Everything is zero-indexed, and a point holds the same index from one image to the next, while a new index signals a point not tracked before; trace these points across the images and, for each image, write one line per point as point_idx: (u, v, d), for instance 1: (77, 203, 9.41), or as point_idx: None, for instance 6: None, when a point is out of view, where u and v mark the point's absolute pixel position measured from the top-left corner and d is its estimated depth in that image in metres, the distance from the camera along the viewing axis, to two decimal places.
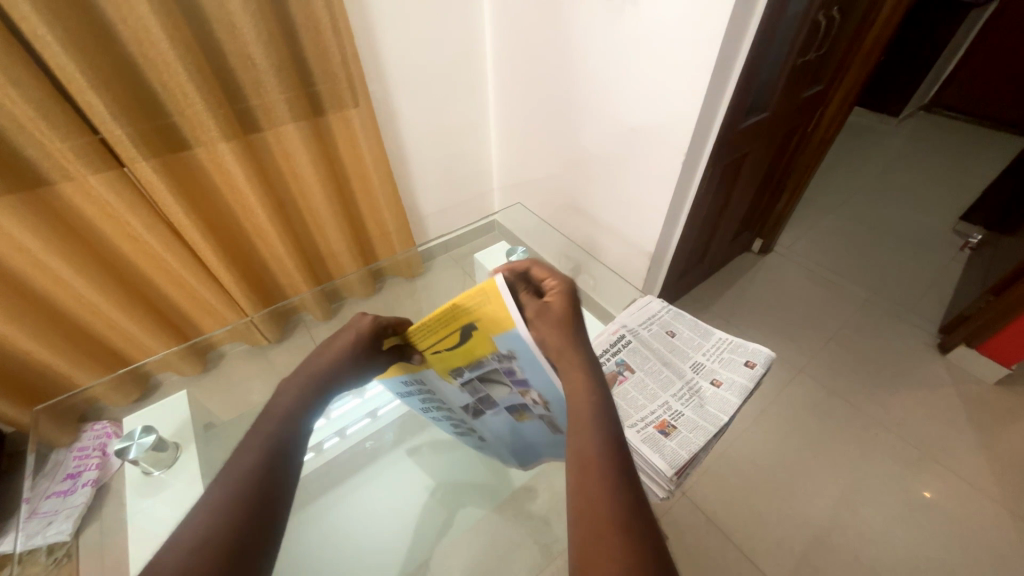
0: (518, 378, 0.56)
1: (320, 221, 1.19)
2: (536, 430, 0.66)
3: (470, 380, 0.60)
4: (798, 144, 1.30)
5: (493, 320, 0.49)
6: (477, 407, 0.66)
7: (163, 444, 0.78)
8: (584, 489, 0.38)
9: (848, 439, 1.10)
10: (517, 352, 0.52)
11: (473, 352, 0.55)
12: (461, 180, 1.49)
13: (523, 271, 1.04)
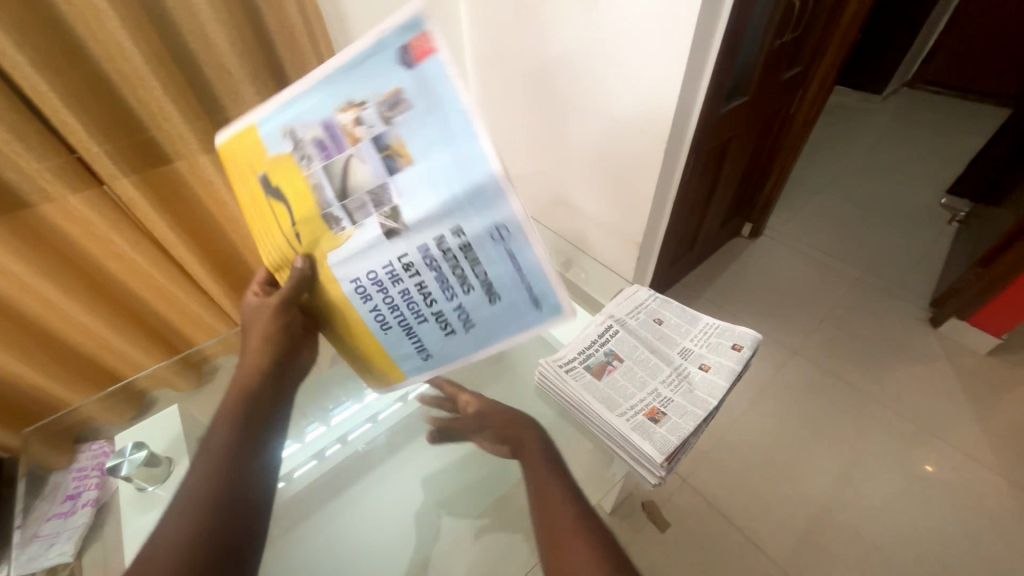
0: (316, 132, 0.41)
1: None
2: (427, 129, 0.38)
3: (333, 205, 0.44)
4: (781, 126, 1.31)
5: (243, 148, 0.46)
6: (394, 217, 0.42)
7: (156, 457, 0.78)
8: (546, 505, 0.46)
9: (844, 417, 1.10)
10: (281, 130, 0.43)
11: (280, 182, 0.45)
12: None
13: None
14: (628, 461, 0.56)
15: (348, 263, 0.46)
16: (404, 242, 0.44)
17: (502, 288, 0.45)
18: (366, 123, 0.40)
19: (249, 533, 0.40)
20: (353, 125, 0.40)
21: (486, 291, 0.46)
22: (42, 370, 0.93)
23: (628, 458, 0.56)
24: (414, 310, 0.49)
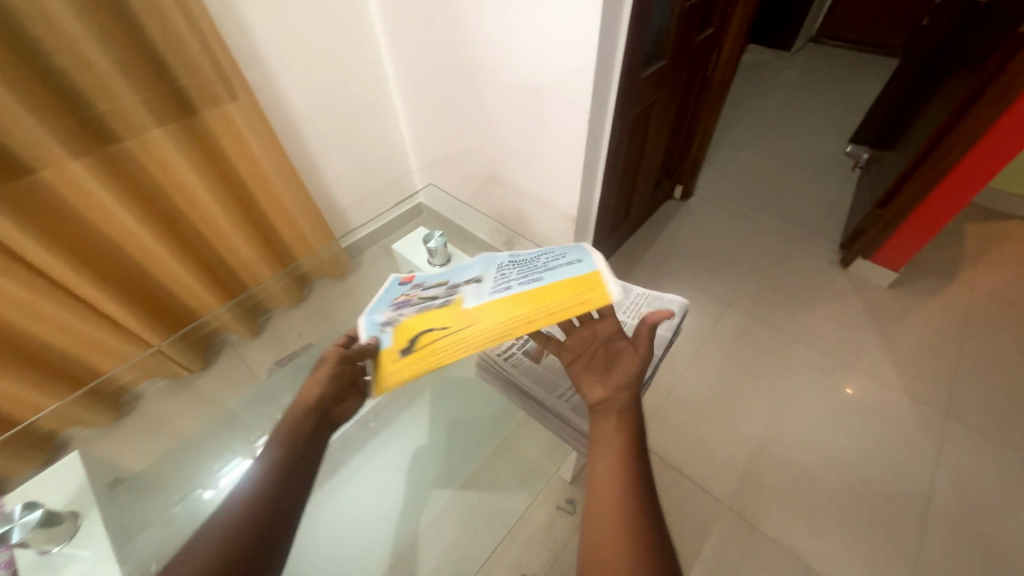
0: (391, 312, 0.59)
1: (219, 233, 1.08)
2: (444, 270, 0.67)
3: (438, 300, 0.56)
4: (700, 89, 1.34)
5: (380, 366, 0.51)
6: (468, 279, 0.59)
7: (52, 520, 0.74)
8: (607, 477, 0.41)
9: (773, 358, 1.20)
10: (378, 326, 0.57)
11: (407, 334, 0.53)
12: (374, 165, 1.40)
13: (445, 257, 1.13)
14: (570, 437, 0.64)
15: (478, 289, 0.55)
16: (485, 275, 0.59)
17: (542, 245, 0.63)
18: (416, 286, 0.64)
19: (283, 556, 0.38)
20: (412, 291, 0.62)
21: (546, 236, 0.64)
22: None
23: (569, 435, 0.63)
24: (535, 265, 0.57)
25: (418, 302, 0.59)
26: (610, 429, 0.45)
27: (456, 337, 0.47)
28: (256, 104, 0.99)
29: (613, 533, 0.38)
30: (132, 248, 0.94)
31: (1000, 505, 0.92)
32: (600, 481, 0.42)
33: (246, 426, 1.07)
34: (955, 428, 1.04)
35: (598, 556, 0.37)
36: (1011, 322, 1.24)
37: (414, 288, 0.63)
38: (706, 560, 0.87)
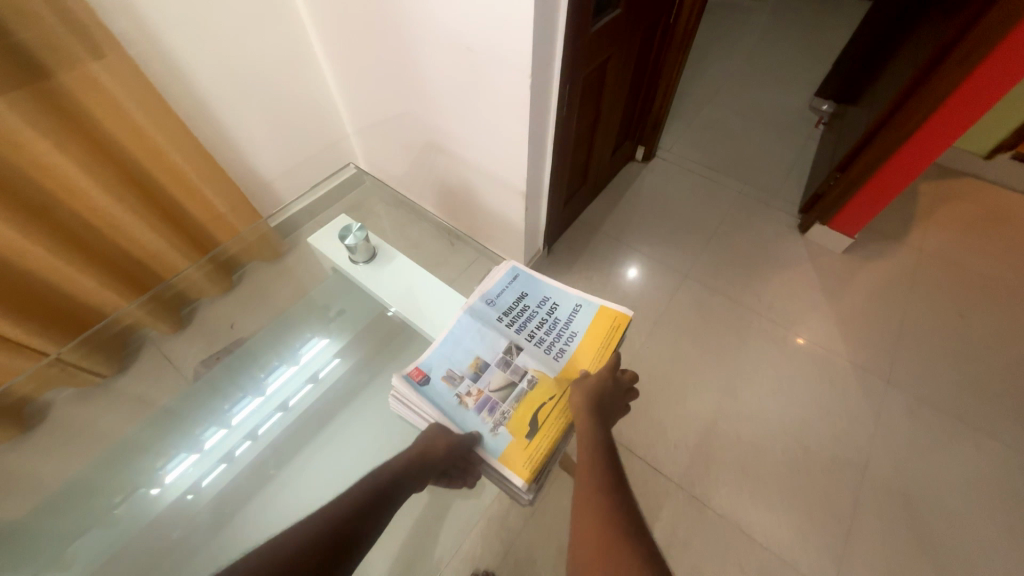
0: (482, 417, 0.61)
1: (114, 221, 0.93)
2: (459, 355, 0.66)
3: (517, 385, 0.63)
4: (662, 39, 1.22)
5: (520, 463, 0.57)
6: (504, 352, 0.67)
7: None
8: (587, 506, 0.46)
9: (727, 331, 1.19)
10: (491, 435, 0.59)
11: (522, 420, 0.61)
12: (300, 131, 1.23)
13: (369, 252, 1.03)
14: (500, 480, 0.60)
15: (540, 362, 0.65)
16: (516, 340, 0.68)
17: (512, 286, 0.73)
18: (464, 387, 0.63)
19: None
20: (470, 394, 0.63)
21: (527, 294, 0.72)
22: None
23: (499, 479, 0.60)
24: (553, 320, 0.69)
25: (494, 399, 0.62)
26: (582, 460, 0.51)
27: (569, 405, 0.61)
28: (132, 64, 0.81)
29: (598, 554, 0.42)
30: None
31: (928, 466, 0.98)
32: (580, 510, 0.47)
33: (188, 419, 0.98)
34: (893, 394, 1.08)
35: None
36: (953, 285, 1.27)
37: (467, 391, 0.63)
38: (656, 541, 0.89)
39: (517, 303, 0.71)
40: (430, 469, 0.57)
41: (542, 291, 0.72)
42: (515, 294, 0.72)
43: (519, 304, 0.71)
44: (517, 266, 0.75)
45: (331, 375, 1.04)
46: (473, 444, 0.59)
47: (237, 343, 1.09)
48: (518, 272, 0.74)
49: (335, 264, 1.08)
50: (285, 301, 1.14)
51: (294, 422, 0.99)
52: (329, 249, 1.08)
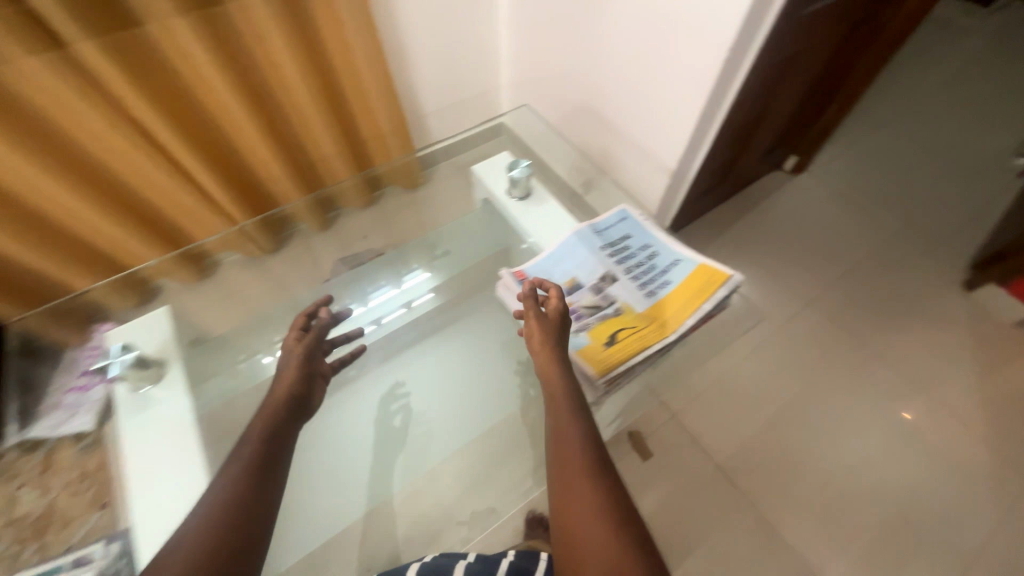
0: (567, 321, 0.64)
1: (303, 121, 1.07)
2: (560, 269, 0.69)
3: (603, 308, 0.65)
4: (862, 42, 1.11)
5: (593, 359, 0.59)
6: (599, 279, 0.68)
7: (151, 373, 0.92)
8: (568, 484, 0.49)
9: (843, 371, 1.10)
10: (571, 335, 0.63)
11: (602, 332, 0.62)
12: (464, 74, 1.30)
13: (526, 190, 1.09)
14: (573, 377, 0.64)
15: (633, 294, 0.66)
16: (613, 271, 0.69)
17: (618, 226, 0.74)
18: (558, 296, 0.67)
19: (243, 540, 0.50)
20: (561, 302, 0.66)
21: (633, 238, 0.73)
22: (37, 247, 0.93)
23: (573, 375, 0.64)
24: (653, 265, 0.69)
25: (583, 311, 0.65)
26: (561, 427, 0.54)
27: (650, 333, 0.61)
28: None
29: (588, 524, 0.45)
30: (223, 120, 0.96)
31: None
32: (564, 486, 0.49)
33: (302, 307, 1.08)
34: None
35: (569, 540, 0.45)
36: None
37: (559, 298, 0.67)
38: (710, 547, 0.89)
39: (621, 241, 0.72)
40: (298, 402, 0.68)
41: (647, 236, 0.72)
42: (622, 233, 0.73)
43: (622, 242, 0.72)
44: (628, 210, 0.76)
45: (424, 306, 1.07)
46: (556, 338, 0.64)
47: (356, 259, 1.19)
48: (630, 214, 0.76)
49: (490, 195, 1.14)
50: (412, 229, 1.23)
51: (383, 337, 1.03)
52: (490, 180, 1.14)
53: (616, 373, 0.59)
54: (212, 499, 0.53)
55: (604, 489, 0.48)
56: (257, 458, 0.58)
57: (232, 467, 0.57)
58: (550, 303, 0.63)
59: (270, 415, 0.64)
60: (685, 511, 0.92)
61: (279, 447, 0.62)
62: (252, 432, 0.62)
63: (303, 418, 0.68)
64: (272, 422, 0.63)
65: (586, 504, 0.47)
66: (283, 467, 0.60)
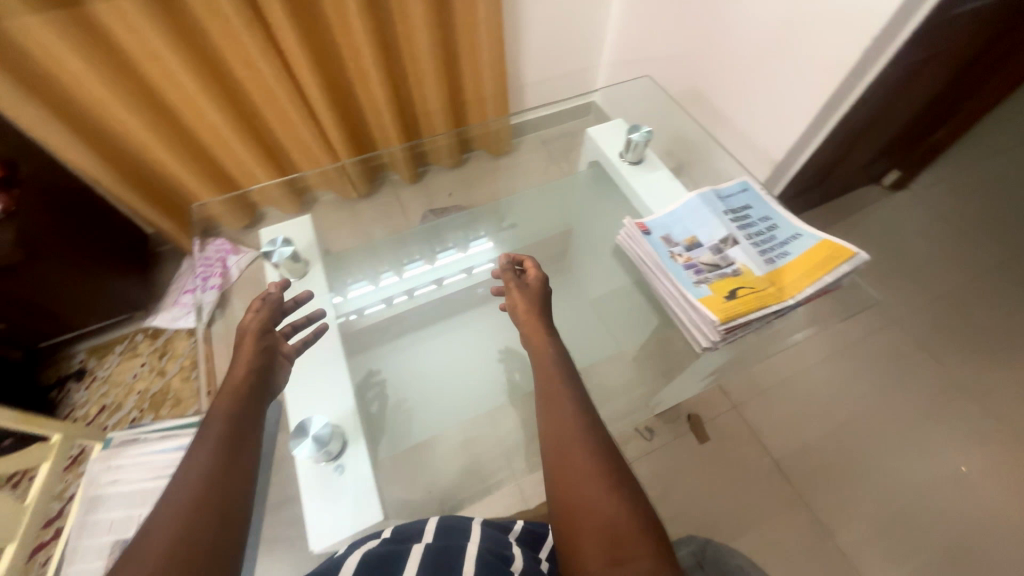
0: (686, 273, 0.63)
1: (419, 74, 1.13)
2: (680, 226, 0.69)
3: (723, 267, 0.63)
4: (1005, 55, 1.05)
5: (714, 307, 0.58)
6: (720, 240, 0.67)
7: (300, 269, 0.97)
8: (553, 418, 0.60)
9: (920, 395, 1.06)
10: (692, 285, 0.61)
11: (723, 286, 0.61)
12: (569, 48, 1.32)
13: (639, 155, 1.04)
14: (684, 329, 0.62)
15: (754, 258, 0.64)
16: (734, 235, 0.67)
17: (741, 196, 0.73)
18: (677, 249, 0.66)
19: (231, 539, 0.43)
20: (680, 254, 0.65)
21: (754, 209, 0.71)
22: (180, 158, 1.04)
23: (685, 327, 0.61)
24: (775, 235, 0.67)
25: (703, 266, 0.64)
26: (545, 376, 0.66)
27: (772, 295, 0.59)
28: None
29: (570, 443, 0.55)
30: (353, 63, 1.03)
31: None
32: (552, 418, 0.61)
33: (382, 259, 1.11)
34: None
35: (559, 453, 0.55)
36: None
37: (678, 251, 0.66)
38: (758, 535, 0.90)
39: (742, 210, 0.71)
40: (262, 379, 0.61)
41: (769, 210, 0.71)
42: (743, 204, 0.72)
43: (743, 211, 0.71)
44: (749, 184, 0.75)
45: (484, 273, 1.06)
46: (677, 287, 0.62)
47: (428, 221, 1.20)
48: (752, 187, 0.74)
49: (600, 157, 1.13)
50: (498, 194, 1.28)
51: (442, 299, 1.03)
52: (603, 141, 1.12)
53: (737, 327, 0.57)
54: (172, 492, 0.44)
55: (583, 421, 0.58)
56: (225, 444, 0.50)
57: (200, 458, 0.48)
58: (530, 280, 0.81)
59: (230, 396, 0.56)
60: (736, 498, 0.93)
61: (251, 431, 0.54)
62: (217, 411, 0.54)
63: (269, 396, 0.61)
64: (241, 400, 0.56)
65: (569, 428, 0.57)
66: (255, 443, 0.53)
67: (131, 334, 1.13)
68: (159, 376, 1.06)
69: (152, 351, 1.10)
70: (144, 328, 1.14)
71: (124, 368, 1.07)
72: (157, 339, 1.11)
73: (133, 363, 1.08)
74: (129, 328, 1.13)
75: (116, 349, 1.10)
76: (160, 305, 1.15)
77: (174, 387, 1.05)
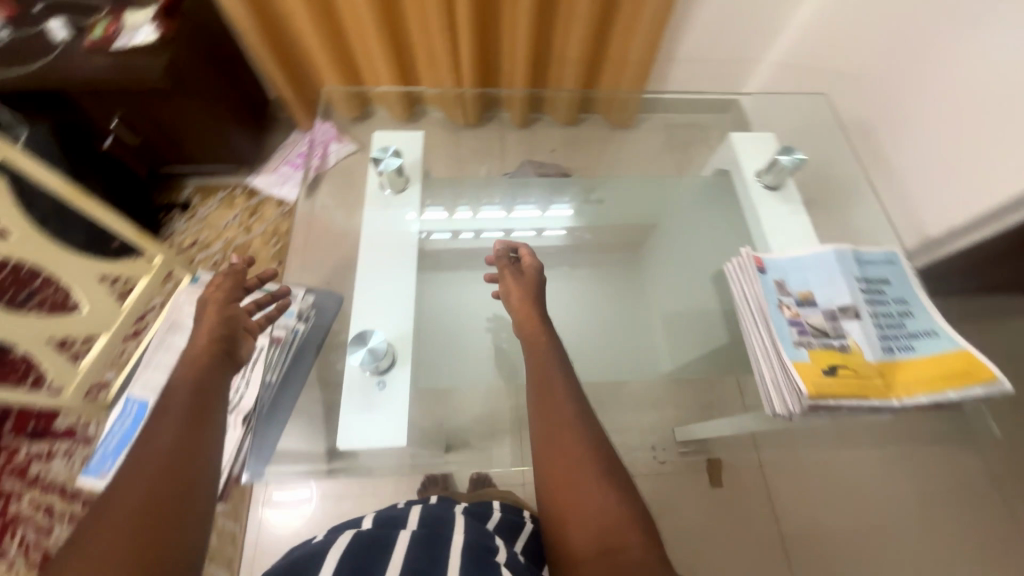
0: (788, 329, 0.57)
1: (570, 17, 1.05)
2: (800, 276, 0.62)
3: (831, 337, 0.57)
4: None
5: (808, 375, 0.52)
6: (839, 308, 0.60)
7: (400, 183, 0.94)
8: (542, 404, 0.60)
9: (978, 540, 0.93)
10: (789, 343, 0.56)
11: (825, 357, 0.55)
12: (740, 33, 1.17)
13: (778, 180, 0.90)
14: (764, 386, 0.56)
15: (868, 341, 0.57)
16: (858, 307, 0.60)
17: (883, 267, 0.65)
18: (787, 302, 0.60)
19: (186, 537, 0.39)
20: (788, 308, 0.59)
21: (890, 287, 0.63)
22: (319, 36, 1.05)
23: (764, 384, 0.56)
24: (900, 324, 0.59)
25: (810, 329, 0.57)
26: (542, 365, 0.65)
27: (876, 388, 0.53)
28: None
29: (563, 429, 0.56)
30: None
31: None
32: (540, 404, 0.60)
33: (465, 187, 1.07)
34: None
35: (552, 435, 0.56)
36: None
37: (787, 303, 0.59)
38: None
39: (875, 284, 0.63)
40: (226, 347, 0.57)
41: (904, 295, 0.62)
42: (878, 278, 0.64)
43: (876, 286, 0.62)
44: (893, 257, 0.66)
45: (552, 240, 1.03)
46: (773, 339, 0.56)
47: (518, 171, 1.14)
48: (896, 261, 0.66)
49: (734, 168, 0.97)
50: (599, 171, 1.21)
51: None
52: (745, 151, 0.96)
53: (827, 407, 0.52)
54: (125, 476, 0.41)
55: (574, 411, 0.58)
56: (182, 422, 0.46)
57: (150, 443, 0.44)
58: (525, 268, 0.77)
59: (186, 369, 0.52)
60: (725, 554, 0.91)
61: (213, 405, 0.50)
62: (176, 385, 0.50)
63: (234, 368, 0.57)
64: (202, 372, 0.52)
65: (563, 413, 0.58)
66: (221, 415, 0.50)
67: (233, 186, 1.22)
68: (245, 232, 1.15)
69: (245, 208, 1.19)
70: (244, 184, 1.22)
71: (221, 214, 1.17)
72: (252, 198, 1.20)
73: (228, 212, 1.18)
74: (233, 179, 1.22)
75: (218, 195, 1.20)
76: (262, 168, 1.23)
77: (255, 246, 1.14)
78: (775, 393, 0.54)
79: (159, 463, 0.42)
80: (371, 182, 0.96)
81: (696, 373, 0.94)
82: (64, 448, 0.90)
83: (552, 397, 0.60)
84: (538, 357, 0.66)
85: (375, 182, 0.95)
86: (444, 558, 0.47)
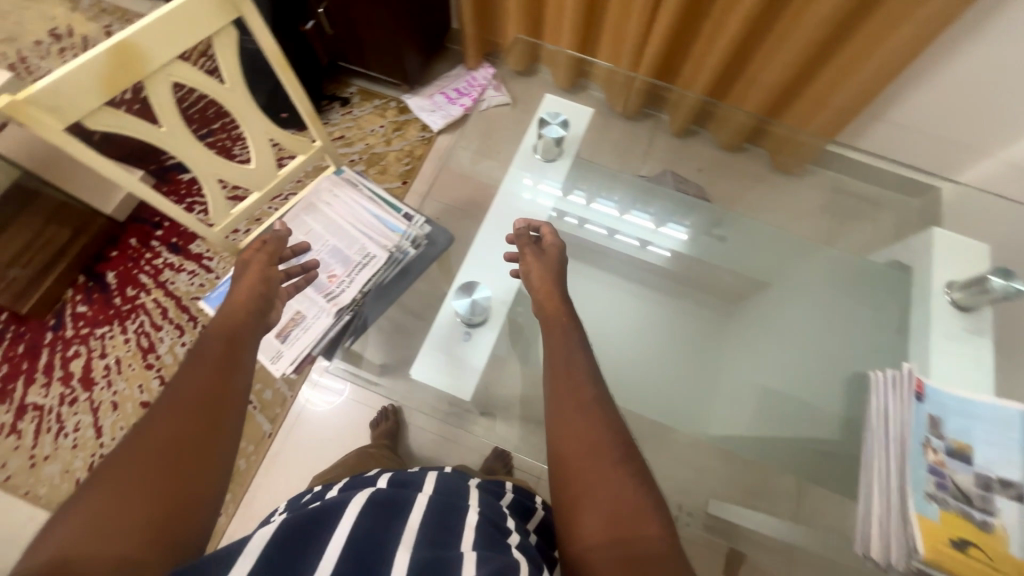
0: (924, 478, 0.52)
1: (785, 40, 0.94)
2: (967, 426, 0.54)
3: (975, 508, 0.51)
4: None
5: (926, 535, 0.49)
6: (1005, 480, 0.51)
7: (552, 153, 0.96)
8: (554, 392, 0.56)
9: None
10: (920, 493, 0.51)
11: (956, 527, 0.49)
12: (979, 118, 0.98)
13: (971, 304, 0.73)
14: (866, 519, 0.55)
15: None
16: None
17: None
18: (938, 448, 0.53)
19: (203, 472, 0.42)
20: (938, 456, 0.53)
21: None
22: None
23: (869, 518, 0.55)
24: None
25: (955, 490, 0.51)
26: (559, 347, 0.61)
27: None
28: None
29: (574, 419, 0.52)
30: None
31: None
32: (554, 388, 0.57)
33: (593, 172, 1.04)
34: None
35: (564, 425, 0.52)
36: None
37: (939, 451, 0.53)
38: None
39: None
40: (261, 309, 0.60)
41: None
42: None
43: None
44: None
45: (653, 257, 0.98)
46: (900, 482, 0.53)
47: (656, 177, 1.09)
48: None
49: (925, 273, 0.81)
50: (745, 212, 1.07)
51: (599, 246, 0.98)
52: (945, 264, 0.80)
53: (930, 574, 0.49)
54: (161, 406, 0.44)
55: (592, 402, 0.54)
56: (208, 369, 0.49)
57: (176, 388, 0.46)
58: (546, 246, 0.72)
59: (220, 323, 0.56)
60: None
61: (239, 355, 0.53)
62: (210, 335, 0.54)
63: (268, 325, 0.61)
64: (232, 326, 0.56)
65: (574, 401, 0.54)
66: (245, 362, 0.53)
67: (389, 98, 1.28)
68: (384, 144, 1.22)
69: (392, 122, 1.25)
70: (399, 101, 1.28)
71: (371, 120, 1.25)
72: (401, 115, 1.25)
73: (377, 121, 1.25)
74: (391, 93, 1.28)
75: (375, 102, 1.28)
76: (419, 91, 1.27)
77: (388, 160, 1.21)
78: (880, 531, 0.53)
79: (188, 400, 0.45)
80: (528, 141, 1.00)
81: (758, 455, 0.85)
82: (191, 268, 1.05)
83: (564, 382, 0.56)
84: (555, 340, 0.62)
85: (533, 143, 0.99)
86: (462, 528, 0.46)
